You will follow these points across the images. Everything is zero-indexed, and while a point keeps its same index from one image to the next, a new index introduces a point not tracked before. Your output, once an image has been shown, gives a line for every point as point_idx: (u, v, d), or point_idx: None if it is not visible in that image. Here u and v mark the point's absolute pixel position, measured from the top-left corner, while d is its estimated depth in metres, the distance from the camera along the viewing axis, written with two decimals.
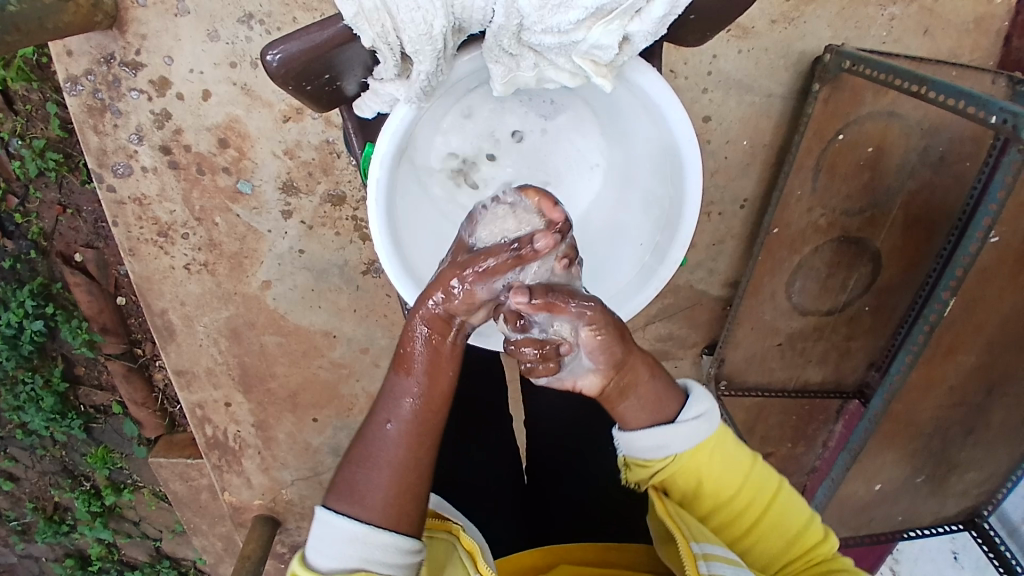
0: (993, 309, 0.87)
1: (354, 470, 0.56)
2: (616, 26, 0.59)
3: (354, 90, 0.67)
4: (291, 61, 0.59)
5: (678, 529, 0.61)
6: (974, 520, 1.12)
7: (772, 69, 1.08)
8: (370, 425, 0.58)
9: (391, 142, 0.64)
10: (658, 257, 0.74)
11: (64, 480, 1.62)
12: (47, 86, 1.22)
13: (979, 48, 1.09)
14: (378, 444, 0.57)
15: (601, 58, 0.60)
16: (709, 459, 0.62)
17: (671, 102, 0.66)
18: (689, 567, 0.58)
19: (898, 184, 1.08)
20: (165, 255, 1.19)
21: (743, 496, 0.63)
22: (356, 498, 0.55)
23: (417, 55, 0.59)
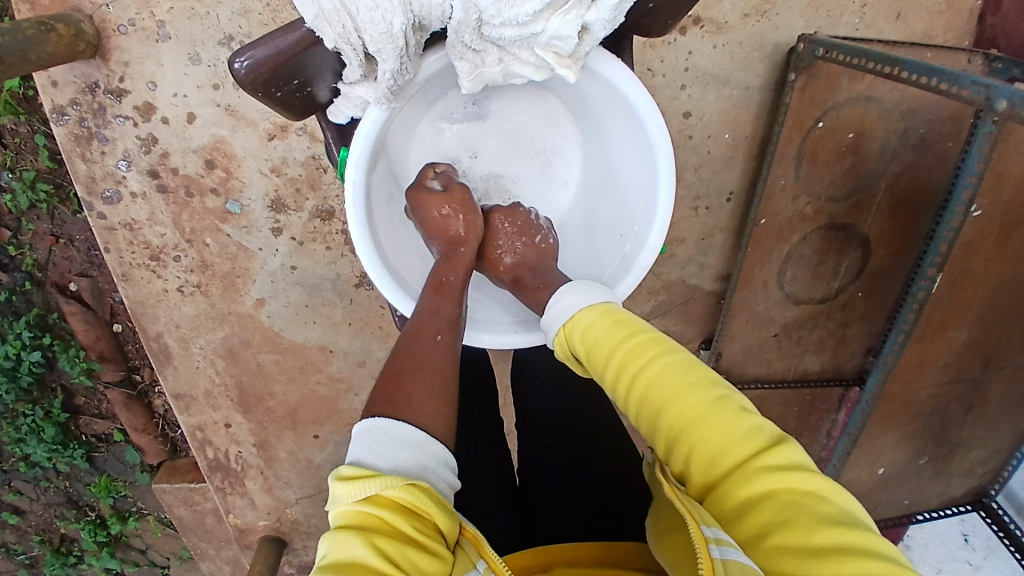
0: (981, 283, 0.87)
1: (405, 380, 0.59)
2: (573, 15, 0.59)
3: (326, 96, 0.68)
4: (259, 67, 0.59)
5: (688, 513, 0.52)
6: (982, 500, 1.11)
7: (748, 61, 1.09)
8: (416, 338, 0.63)
9: (365, 145, 0.65)
10: (637, 246, 0.74)
11: (69, 511, 1.62)
12: (35, 118, 1.24)
13: (953, 27, 1.10)
14: (430, 354, 0.62)
15: (562, 48, 0.61)
16: (585, 338, 0.63)
17: (641, 91, 0.66)
18: (699, 552, 0.49)
19: (880, 168, 1.09)
20: (158, 279, 1.19)
21: (617, 372, 0.59)
22: (414, 405, 0.56)
23: (380, 55, 0.59)
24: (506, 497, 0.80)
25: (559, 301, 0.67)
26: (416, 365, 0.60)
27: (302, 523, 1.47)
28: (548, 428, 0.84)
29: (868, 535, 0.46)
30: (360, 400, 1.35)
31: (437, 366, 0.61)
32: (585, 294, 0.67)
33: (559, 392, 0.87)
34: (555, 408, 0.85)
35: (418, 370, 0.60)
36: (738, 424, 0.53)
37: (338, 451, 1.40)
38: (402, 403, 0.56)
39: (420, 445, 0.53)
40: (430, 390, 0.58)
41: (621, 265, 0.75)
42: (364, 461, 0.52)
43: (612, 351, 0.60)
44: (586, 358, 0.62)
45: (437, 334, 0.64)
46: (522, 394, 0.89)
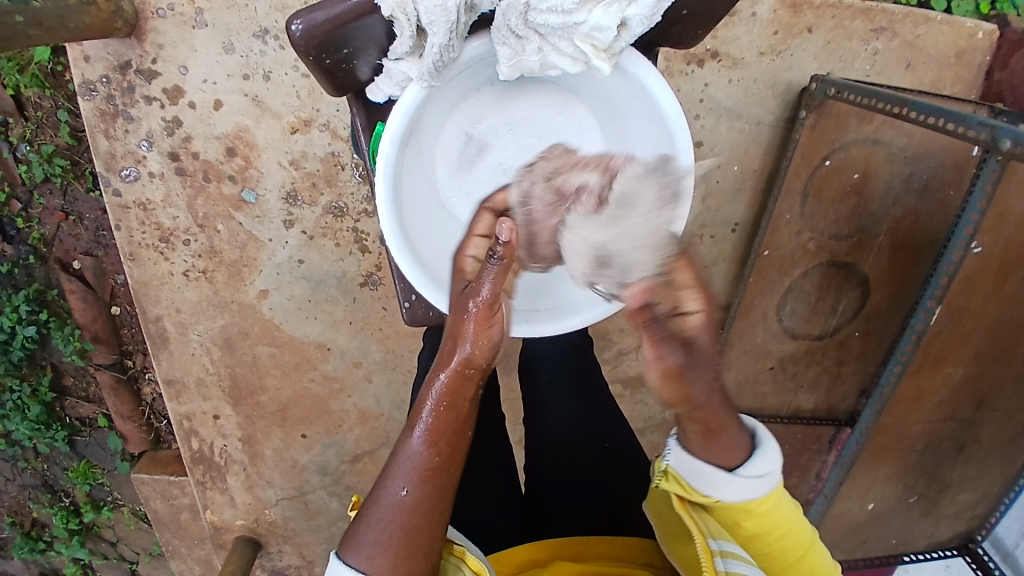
0: (979, 318, 0.89)
1: (364, 522, 0.57)
2: (614, 8, 0.62)
3: (367, 75, 0.70)
4: (313, 29, 0.62)
5: (697, 529, 0.64)
6: (968, 545, 1.12)
7: (761, 97, 1.13)
8: (383, 483, 0.59)
9: (403, 120, 0.66)
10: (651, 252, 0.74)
11: (44, 495, 1.58)
12: (60, 94, 1.25)
13: (960, 80, 1.14)
14: (395, 514, 0.57)
15: (600, 40, 0.64)
16: (751, 506, 0.64)
17: (670, 97, 0.69)
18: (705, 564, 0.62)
19: (883, 210, 1.12)
20: (165, 261, 1.20)
21: (768, 528, 0.65)
22: (362, 553, 0.56)
23: (432, 27, 0.62)
24: (509, 492, 0.84)
25: (752, 472, 0.63)
26: (378, 510, 0.57)
27: (279, 526, 1.45)
28: (556, 432, 0.85)
29: None
30: (352, 401, 1.35)
31: (399, 522, 0.57)
32: (764, 475, 0.64)
33: (571, 390, 0.88)
34: (565, 406, 0.86)
35: (379, 519, 0.57)
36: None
37: (325, 453, 1.39)
38: (356, 547, 0.56)
39: None
40: (383, 542, 0.56)
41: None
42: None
43: (770, 514, 0.64)
44: (736, 515, 0.64)
45: (398, 488, 0.58)
46: (532, 387, 0.89)
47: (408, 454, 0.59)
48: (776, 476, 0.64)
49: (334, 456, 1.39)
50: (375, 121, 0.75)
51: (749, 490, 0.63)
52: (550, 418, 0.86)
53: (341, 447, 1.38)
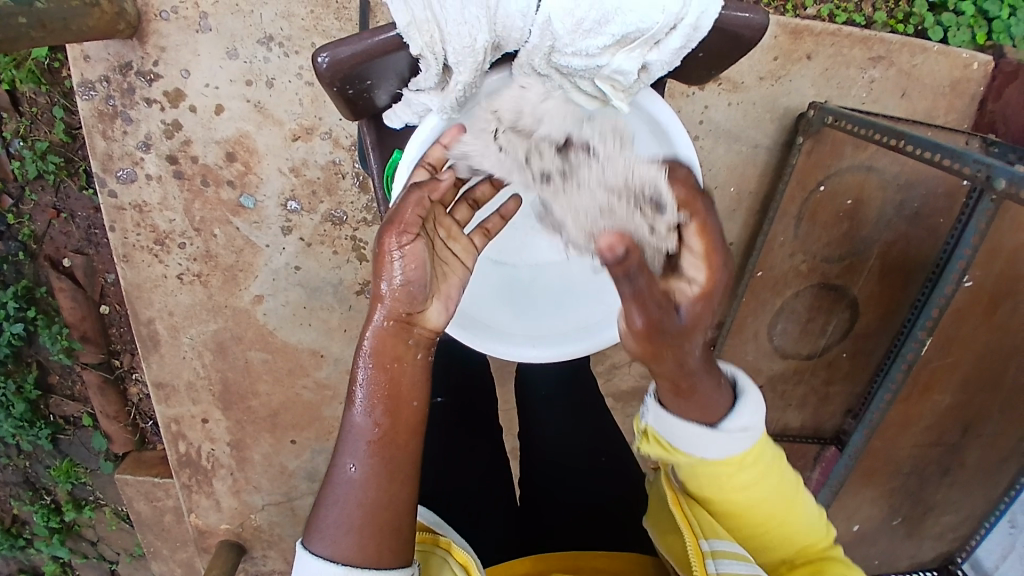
0: (968, 348, 0.92)
1: (325, 508, 0.55)
2: (637, 53, 0.66)
3: (384, 100, 0.72)
4: (340, 63, 0.64)
5: (688, 527, 0.64)
6: (948, 566, 1.18)
7: (760, 121, 1.15)
8: (336, 464, 0.56)
9: (419, 150, 0.67)
10: None
11: (24, 493, 1.55)
12: (56, 91, 1.24)
13: (953, 110, 1.17)
14: (351, 492, 0.54)
15: (621, 83, 0.67)
16: (728, 464, 0.62)
17: (689, 145, 0.68)
18: (697, 566, 0.61)
19: (875, 235, 1.15)
20: (159, 263, 1.19)
21: (750, 486, 0.63)
22: (329, 537, 0.53)
23: (458, 66, 0.64)
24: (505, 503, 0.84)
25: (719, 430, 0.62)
26: (339, 492, 0.55)
27: (265, 531, 1.44)
28: (551, 443, 0.87)
29: None
30: (344, 408, 1.34)
31: (359, 502, 0.54)
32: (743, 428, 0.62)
33: (567, 403, 0.90)
34: (562, 420, 0.88)
35: (339, 499, 0.55)
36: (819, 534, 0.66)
37: (314, 459, 1.38)
38: (322, 533, 0.54)
39: None
40: (347, 523, 0.54)
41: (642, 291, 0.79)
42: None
43: (752, 468, 0.63)
44: (715, 475, 0.63)
45: (347, 464, 0.55)
46: (528, 406, 0.91)
47: (352, 427, 0.56)
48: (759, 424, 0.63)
49: (324, 462, 1.39)
50: (389, 150, 0.76)
51: (725, 446, 0.62)
52: (546, 429, 0.88)
53: (330, 453, 1.38)
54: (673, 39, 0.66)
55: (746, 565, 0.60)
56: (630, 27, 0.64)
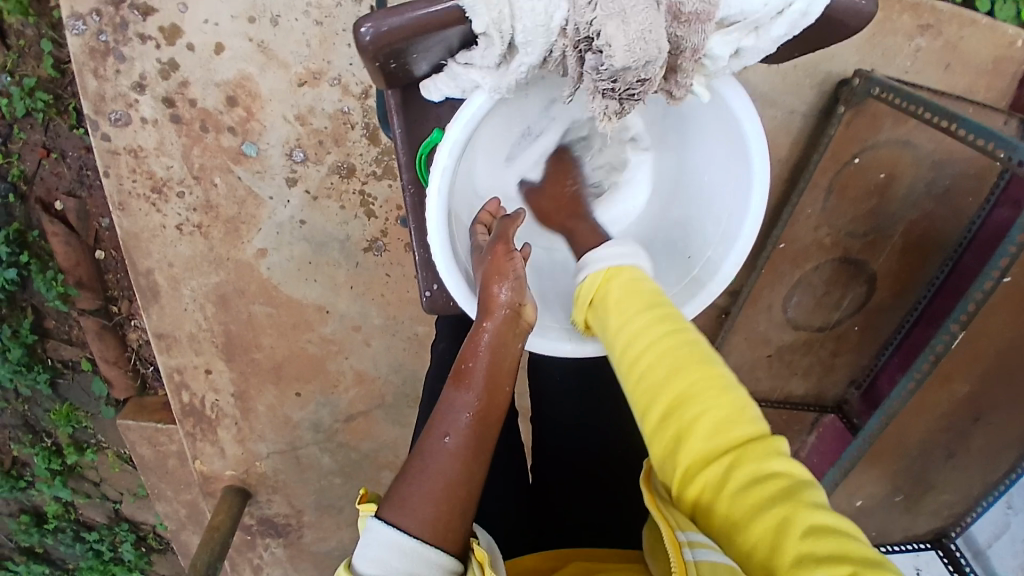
0: (992, 344, 0.91)
1: (406, 481, 0.55)
2: (733, 37, 0.63)
3: (424, 70, 0.67)
4: (384, 37, 0.59)
5: (663, 518, 0.56)
6: (942, 540, 1.22)
7: (798, 85, 1.08)
8: (426, 437, 0.58)
9: (463, 130, 0.66)
10: (709, 271, 0.78)
11: (25, 435, 1.55)
12: (44, 22, 1.15)
13: (993, 87, 1.10)
14: (442, 464, 0.55)
15: (710, 66, 0.65)
16: (615, 292, 0.63)
17: (756, 132, 0.71)
18: (673, 558, 0.54)
19: (900, 213, 1.12)
20: (157, 212, 1.13)
21: (642, 330, 0.58)
22: (403, 508, 0.53)
23: (527, 46, 0.61)
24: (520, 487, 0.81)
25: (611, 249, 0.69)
26: (420, 470, 0.55)
27: (269, 478, 1.44)
28: (572, 434, 0.84)
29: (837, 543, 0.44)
30: (349, 363, 1.32)
31: (446, 474, 0.55)
32: (628, 253, 0.68)
33: (582, 387, 0.86)
34: (576, 403, 0.85)
35: (423, 472, 0.55)
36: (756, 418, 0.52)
37: (318, 411, 1.37)
38: (398, 508, 0.53)
39: (414, 551, 0.50)
40: (428, 494, 0.53)
41: (688, 289, 0.78)
42: (357, 563, 0.51)
43: (641, 311, 0.60)
44: (607, 312, 0.63)
45: (443, 434, 0.57)
46: (543, 385, 0.89)
47: (456, 402, 0.59)
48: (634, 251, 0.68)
49: (328, 414, 1.38)
50: (424, 131, 0.73)
51: (616, 262, 0.66)
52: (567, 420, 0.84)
53: (335, 407, 1.37)
54: (779, 24, 0.63)
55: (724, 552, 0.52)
56: (732, 9, 0.61)
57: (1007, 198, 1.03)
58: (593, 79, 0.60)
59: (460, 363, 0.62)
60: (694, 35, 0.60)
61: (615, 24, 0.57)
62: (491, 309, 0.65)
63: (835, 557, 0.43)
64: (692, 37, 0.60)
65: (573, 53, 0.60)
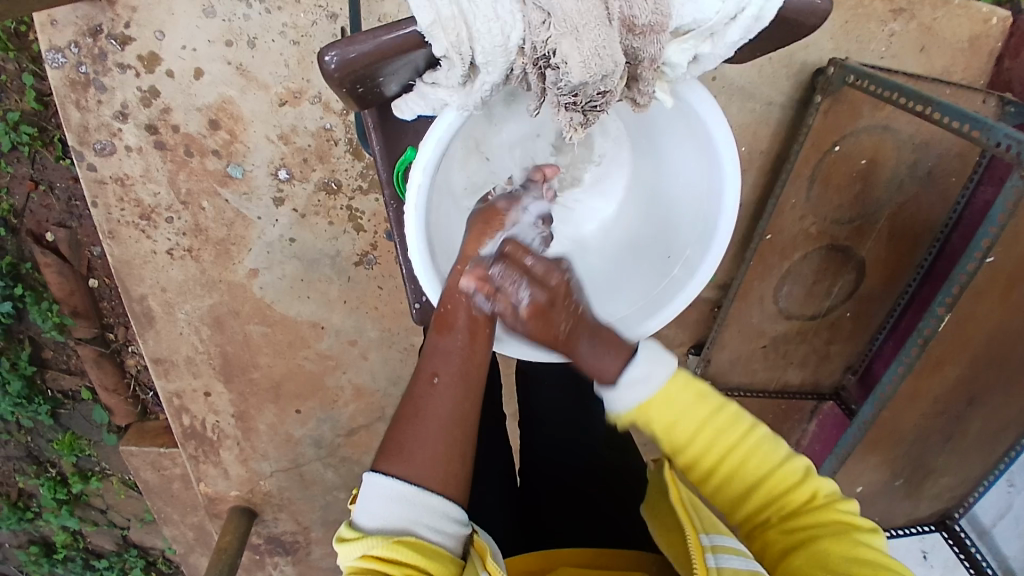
0: (981, 327, 0.93)
1: (402, 431, 0.57)
2: (689, 45, 0.66)
3: (395, 90, 0.67)
4: (351, 63, 0.60)
5: (688, 519, 0.60)
6: (946, 522, 1.23)
7: (776, 77, 1.09)
8: (416, 386, 0.60)
9: (436, 147, 0.67)
10: (688, 271, 0.79)
11: (29, 466, 1.55)
12: (24, 56, 1.15)
13: (971, 68, 1.11)
14: (431, 407, 0.58)
15: (669, 73, 0.67)
16: (658, 416, 0.61)
17: (727, 141, 0.72)
18: (695, 559, 0.57)
19: (887, 197, 1.12)
20: (147, 239, 1.13)
21: (700, 446, 0.61)
22: (402, 459, 0.55)
23: (488, 66, 0.61)
24: (510, 494, 0.81)
25: (626, 378, 0.61)
26: (415, 421, 0.57)
27: (274, 496, 1.44)
28: (558, 435, 0.85)
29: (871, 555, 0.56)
30: (347, 378, 1.32)
31: (440, 420, 0.57)
32: (654, 376, 0.61)
33: (570, 392, 0.87)
34: (564, 408, 0.86)
35: (419, 421, 0.57)
36: (815, 483, 0.61)
37: (319, 427, 1.37)
38: (397, 460, 0.55)
39: (412, 499, 0.53)
40: (424, 443, 0.56)
41: (668, 289, 0.80)
42: (358, 520, 0.54)
43: (698, 425, 0.61)
44: (654, 441, 0.62)
45: (432, 378, 0.59)
46: (530, 392, 0.89)
47: (444, 348, 0.61)
48: (661, 359, 0.62)
49: (329, 430, 1.38)
50: (400, 148, 0.76)
51: (640, 396, 0.60)
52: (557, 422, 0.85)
53: (335, 422, 1.37)
54: (733, 30, 0.65)
55: (745, 560, 0.56)
56: (685, 19, 0.64)
57: (990, 176, 1.08)
58: (554, 93, 0.64)
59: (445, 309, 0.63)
60: (650, 46, 0.63)
61: (568, 41, 0.59)
62: (468, 261, 0.66)
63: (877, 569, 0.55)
64: (649, 48, 0.63)
65: (533, 70, 0.62)
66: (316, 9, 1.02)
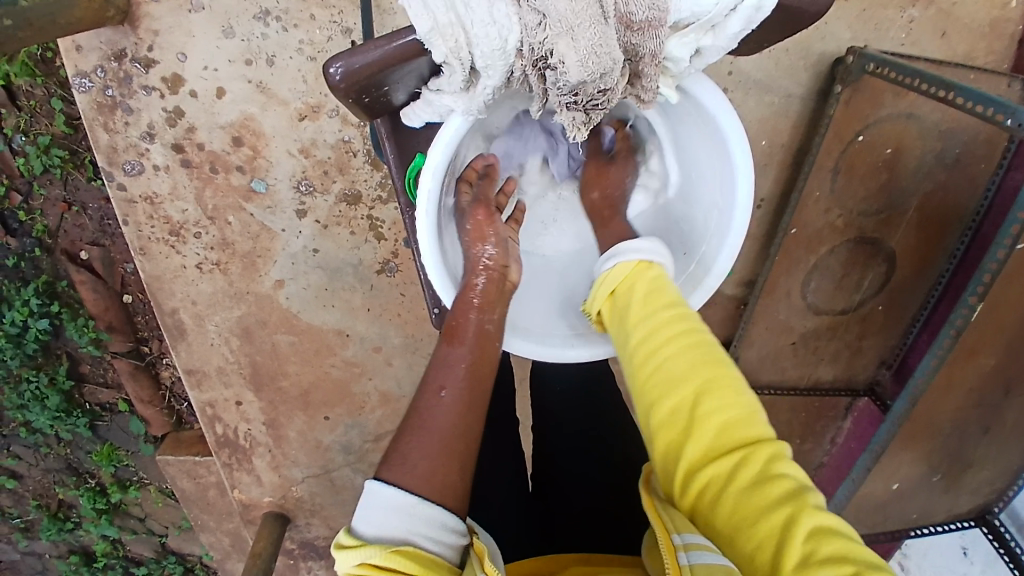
0: (1014, 311, 0.91)
1: (408, 440, 0.58)
2: (691, 39, 0.65)
3: (403, 98, 0.71)
4: (354, 74, 0.63)
5: (661, 527, 0.57)
6: (986, 517, 1.16)
7: (792, 69, 1.08)
8: (422, 395, 0.61)
9: (443, 152, 0.70)
10: (704, 266, 0.79)
11: (69, 478, 1.61)
12: (53, 83, 1.20)
13: (994, 51, 1.09)
14: (436, 415, 0.59)
15: (672, 68, 0.68)
16: (637, 289, 0.68)
17: (738, 132, 0.72)
18: (668, 561, 0.53)
19: (914, 186, 1.10)
20: (177, 254, 1.17)
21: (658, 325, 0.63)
22: (407, 468, 0.56)
23: (488, 70, 0.62)
24: (523, 504, 0.81)
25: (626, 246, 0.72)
26: (422, 429, 0.58)
27: (306, 501, 1.47)
28: (570, 441, 0.86)
29: (810, 514, 0.49)
30: (373, 384, 1.34)
31: (445, 426, 0.59)
32: (644, 252, 0.71)
33: (583, 403, 0.89)
34: (574, 418, 0.88)
35: (424, 428, 0.58)
36: (754, 412, 0.58)
37: (348, 433, 1.40)
38: (401, 469, 0.56)
39: (414, 511, 0.53)
40: (430, 451, 0.57)
41: (686, 285, 0.80)
42: (358, 527, 0.53)
43: (653, 318, 0.64)
44: (627, 311, 0.67)
45: (440, 390, 0.61)
46: (542, 403, 0.91)
47: (450, 358, 0.63)
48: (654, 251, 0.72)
49: (358, 435, 1.40)
50: (411, 155, 0.78)
51: (636, 257, 0.70)
52: (569, 428, 0.87)
53: (363, 427, 1.39)
54: (735, 21, 0.65)
55: (717, 554, 0.52)
56: (683, 13, 0.63)
57: (1019, 161, 1.05)
58: (555, 94, 0.65)
59: (454, 320, 0.68)
60: (649, 42, 0.63)
61: (565, 41, 0.60)
62: (477, 268, 0.74)
63: (832, 557, 0.46)
64: (648, 43, 0.63)
65: (533, 72, 0.63)
66: (331, 24, 1.05)
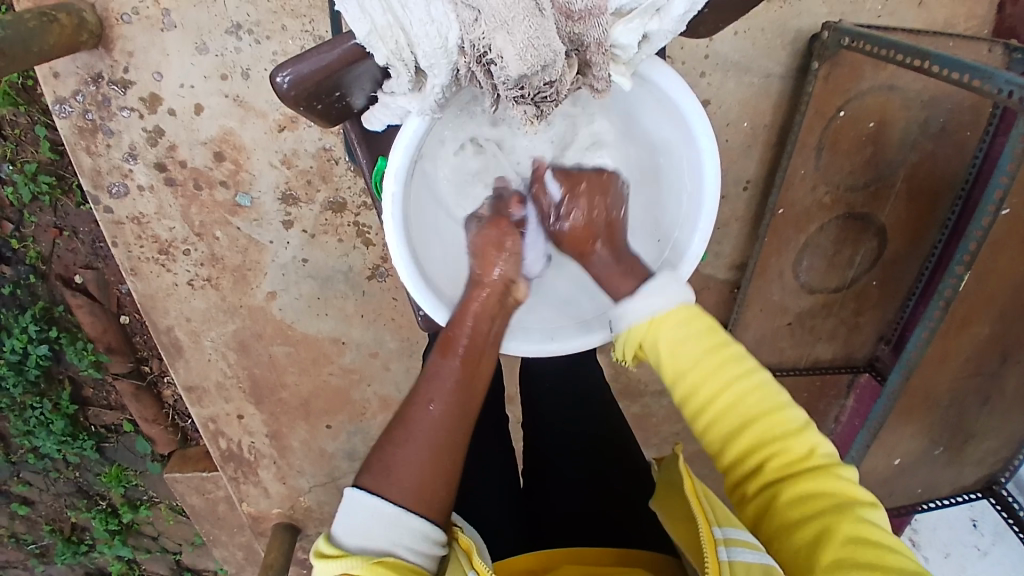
0: (1003, 281, 0.91)
1: (393, 451, 0.58)
2: (636, 24, 0.66)
3: (362, 103, 0.73)
4: (301, 81, 0.64)
5: (702, 514, 0.60)
6: (993, 488, 1.14)
7: (769, 48, 1.07)
8: (411, 406, 0.61)
9: (405, 155, 0.69)
10: (677, 252, 0.79)
11: (79, 501, 1.63)
12: (36, 110, 1.21)
13: (972, 16, 1.08)
14: (421, 428, 0.59)
15: (621, 56, 0.67)
16: (664, 339, 0.63)
17: (704, 118, 0.73)
18: (709, 554, 0.56)
19: (900, 157, 1.10)
20: (168, 272, 1.18)
21: (711, 374, 0.62)
22: (392, 480, 0.57)
23: (432, 69, 0.64)
24: (512, 503, 0.81)
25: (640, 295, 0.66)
26: (408, 441, 0.58)
27: (315, 510, 1.47)
28: (557, 436, 0.86)
29: (862, 529, 0.55)
30: (373, 390, 1.34)
31: (431, 441, 0.59)
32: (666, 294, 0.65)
33: (571, 397, 0.89)
34: (564, 413, 0.88)
35: (409, 437, 0.59)
36: (814, 440, 0.61)
37: (351, 440, 1.40)
38: (388, 481, 0.57)
39: (395, 520, 0.55)
40: (415, 464, 0.57)
41: (661, 271, 0.80)
42: (338, 535, 0.56)
43: (701, 355, 0.62)
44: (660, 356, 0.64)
45: (428, 403, 0.60)
46: (533, 400, 0.91)
47: (440, 371, 0.62)
48: (673, 290, 0.65)
49: (361, 442, 1.40)
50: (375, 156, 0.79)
51: (655, 307, 0.65)
52: (556, 424, 0.87)
53: (366, 433, 1.39)
54: (677, 5, 0.66)
55: (756, 554, 0.56)
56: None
57: (1004, 127, 1.04)
58: (503, 90, 0.64)
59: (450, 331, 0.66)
60: (591, 30, 0.64)
61: (501, 36, 0.61)
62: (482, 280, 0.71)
63: (871, 564, 0.53)
64: (591, 32, 0.64)
65: (478, 69, 0.64)
66: (304, 34, 1.05)
